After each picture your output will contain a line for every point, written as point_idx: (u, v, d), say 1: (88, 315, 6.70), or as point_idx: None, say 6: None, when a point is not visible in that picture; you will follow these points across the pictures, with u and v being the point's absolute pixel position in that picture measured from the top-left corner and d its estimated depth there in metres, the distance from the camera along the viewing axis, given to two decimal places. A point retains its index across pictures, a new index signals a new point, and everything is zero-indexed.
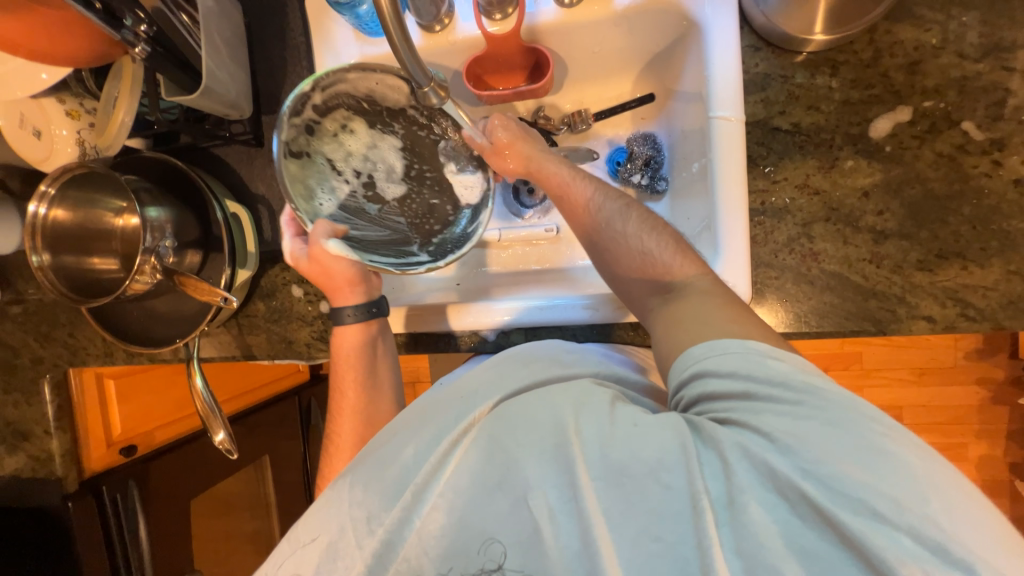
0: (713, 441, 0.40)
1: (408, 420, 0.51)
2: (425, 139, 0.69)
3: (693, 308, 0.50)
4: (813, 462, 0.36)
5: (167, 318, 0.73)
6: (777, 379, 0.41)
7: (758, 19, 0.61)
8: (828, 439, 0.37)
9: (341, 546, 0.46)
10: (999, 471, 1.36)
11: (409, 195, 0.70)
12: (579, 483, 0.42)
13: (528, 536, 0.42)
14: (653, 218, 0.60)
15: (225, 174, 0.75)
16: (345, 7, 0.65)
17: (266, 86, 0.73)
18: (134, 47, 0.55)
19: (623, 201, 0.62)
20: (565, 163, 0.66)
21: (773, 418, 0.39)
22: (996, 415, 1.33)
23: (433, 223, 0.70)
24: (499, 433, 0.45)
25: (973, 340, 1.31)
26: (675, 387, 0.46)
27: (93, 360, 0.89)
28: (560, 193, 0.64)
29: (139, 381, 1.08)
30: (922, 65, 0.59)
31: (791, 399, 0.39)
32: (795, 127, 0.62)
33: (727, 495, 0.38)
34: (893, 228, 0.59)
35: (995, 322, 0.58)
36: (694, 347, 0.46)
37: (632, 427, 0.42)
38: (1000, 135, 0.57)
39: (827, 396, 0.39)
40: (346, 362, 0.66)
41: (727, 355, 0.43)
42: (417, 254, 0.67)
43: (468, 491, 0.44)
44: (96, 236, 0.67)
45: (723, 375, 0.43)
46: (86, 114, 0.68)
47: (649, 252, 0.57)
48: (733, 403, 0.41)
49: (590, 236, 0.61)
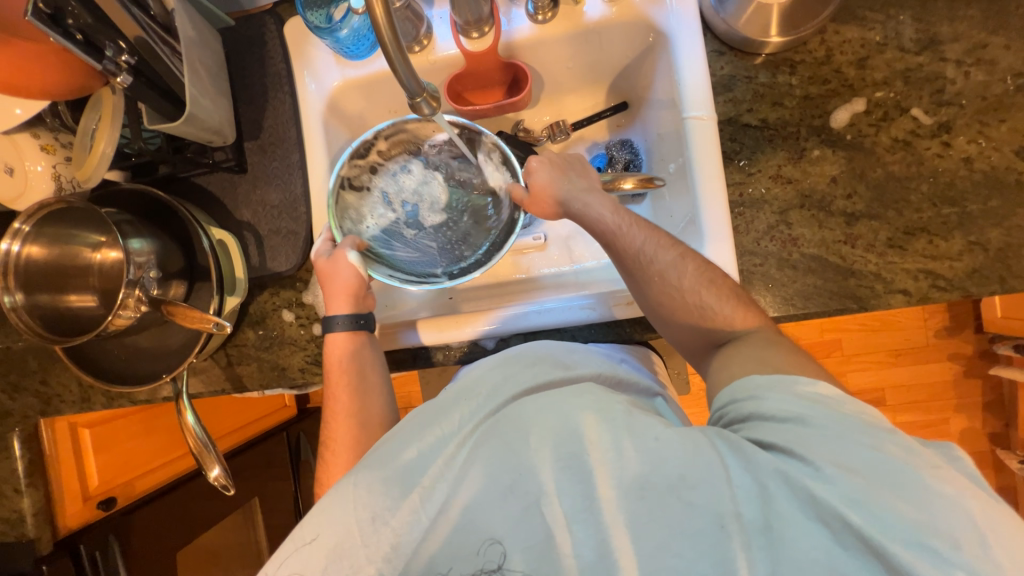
0: (751, 464, 0.40)
1: (412, 421, 0.49)
2: (471, 171, 0.76)
3: (750, 351, 0.53)
4: (851, 489, 0.37)
5: (152, 354, 0.70)
6: (837, 414, 0.42)
7: (719, 26, 0.66)
8: (867, 470, 0.38)
9: (347, 546, 0.43)
10: (981, 443, 1.41)
11: (447, 223, 0.76)
12: (597, 493, 0.40)
13: (541, 544, 0.40)
14: (710, 270, 0.59)
15: (209, 202, 0.74)
16: (326, 32, 0.66)
17: (248, 113, 0.74)
18: (116, 76, 0.54)
19: (678, 251, 0.60)
20: (611, 208, 0.64)
21: (820, 446, 0.40)
22: (972, 388, 1.40)
23: (461, 250, 0.75)
24: (510, 436, 0.43)
25: (940, 318, 1.38)
26: (723, 402, 0.49)
27: (67, 408, 0.83)
28: (613, 241, 0.62)
29: (118, 427, 1.03)
30: (870, 61, 0.64)
31: (845, 433, 0.40)
32: (762, 122, 0.66)
33: (764, 520, 0.38)
34: (861, 209, 0.63)
35: (965, 290, 0.61)
36: (757, 376, 0.48)
37: (655, 440, 0.42)
38: (945, 119, 0.62)
39: (880, 436, 0.40)
40: (336, 367, 0.65)
41: (788, 391, 0.45)
42: (438, 275, 0.73)
43: (482, 501, 0.42)
44: (72, 273, 0.65)
45: (782, 399, 0.44)
46: (62, 148, 0.67)
47: (707, 307, 0.58)
48: (784, 425, 0.43)
49: (643, 285, 0.60)
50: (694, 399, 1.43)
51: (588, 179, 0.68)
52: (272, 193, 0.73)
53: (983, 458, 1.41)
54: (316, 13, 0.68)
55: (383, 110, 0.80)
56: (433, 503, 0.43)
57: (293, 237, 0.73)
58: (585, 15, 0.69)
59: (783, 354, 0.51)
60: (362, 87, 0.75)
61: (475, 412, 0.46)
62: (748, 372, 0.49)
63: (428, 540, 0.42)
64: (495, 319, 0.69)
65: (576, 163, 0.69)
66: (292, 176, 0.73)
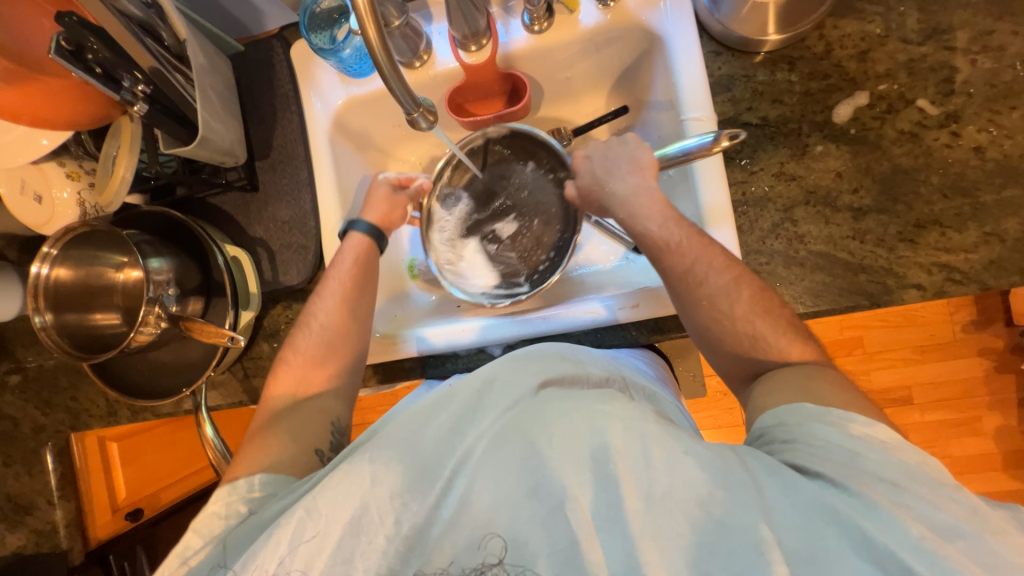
0: (794, 491, 0.39)
1: (425, 404, 0.49)
2: (532, 172, 0.77)
3: (795, 377, 0.49)
4: (912, 537, 0.35)
5: (173, 369, 0.73)
6: (892, 458, 0.39)
7: (715, 27, 0.66)
8: (925, 520, 0.36)
9: (366, 520, 0.42)
10: (1017, 442, 1.35)
11: (520, 230, 0.77)
12: (623, 505, 0.39)
13: (566, 549, 0.39)
14: (765, 298, 0.55)
15: (224, 220, 0.77)
16: (329, 53, 0.69)
17: (259, 133, 0.77)
18: (132, 105, 0.58)
19: (731, 275, 0.56)
20: (660, 220, 0.60)
21: (873, 486, 0.38)
22: (1005, 384, 1.34)
23: (538, 256, 0.76)
24: (539, 440, 0.42)
25: (967, 313, 1.33)
26: (766, 421, 0.47)
27: (96, 423, 0.86)
28: (664, 257, 0.59)
29: (144, 440, 1.14)
30: (871, 54, 0.63)
31: (912, 481, 0.38)
32: (763, 120, 0.65)
33: (804, 549, 0.36)
34: (869, 204, 0.62)
35: (982, 283, 0.60)
36: (809, 405, 0.45)
37: (683, 455, 0.40)
38: (953, 109, 0.61)
39: (957, 493, 0.37)
40: (345, 261, 0.68)
41: (843, 427, 0.42)
42: (522, 285, 0.75)
43: (502, 502, 0.41)
44: (95, 293, 0.68)
45: (836, 430, 0.42)
46: (86, 175, 0.70)
47: (760, 338, 0.54)
48: (834, 457, 0.40)
49: (691, 307, 0.57)
50: (710, 401, 1.40)
51: (640, 174, 0.63)
52: (282, 210, 0.76)
53: (1021, 458, 1.34)
54: (320, 36, 0.70)
55: (388, 126, 0.82)
56: (453, 495, 0.43)
57: (303, 251, 0.75)
58: (580, 23, 0.69)
59: (820, 375, 0.49)
60: (365, 104, 0.77)
61: (500, 408, 0.46)
62: (798, 400, 0.46)
63: (445, 537, 0.42)
64: (495, 325, 0.70)
65: (632, 157, 0.64)
66: (301, 193, 0.75)
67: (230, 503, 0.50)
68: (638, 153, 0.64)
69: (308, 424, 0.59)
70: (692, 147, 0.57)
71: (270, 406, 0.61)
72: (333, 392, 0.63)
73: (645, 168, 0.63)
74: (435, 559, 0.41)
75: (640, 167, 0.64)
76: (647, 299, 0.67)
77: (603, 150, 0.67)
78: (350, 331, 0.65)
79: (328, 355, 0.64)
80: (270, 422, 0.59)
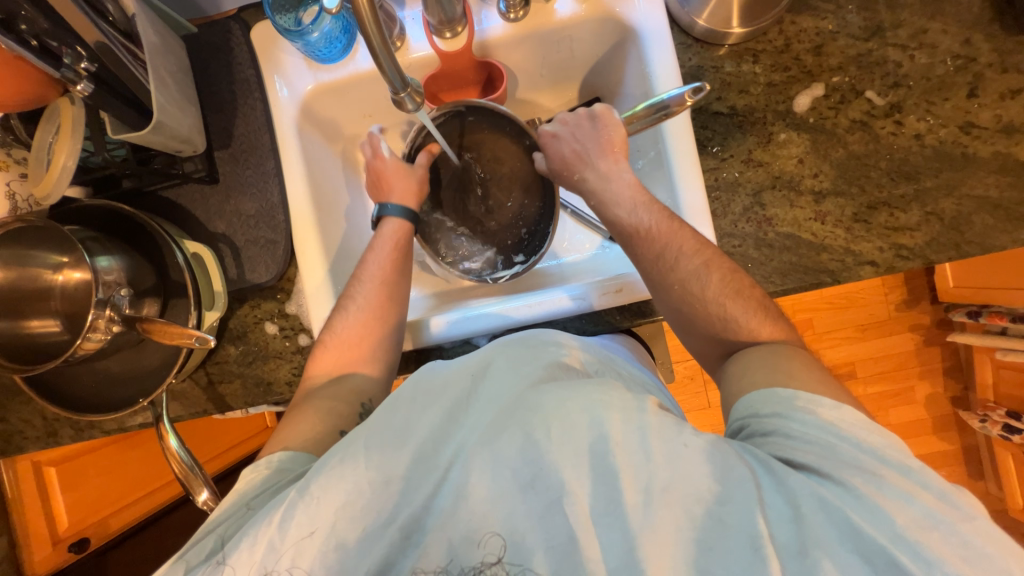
0: (785, 485, 0.40)
1: (415, 396, 0.48)
2: (496, 145, 0.75)
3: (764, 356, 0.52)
4: (896, 526, 0.37)
5: (125, 378, 0.66)
6: (863, 446, 0.42)
7: (684, 19, 0.69)
8: (905, 510, 0.38)
9: (359, 518, 0.41)
10: (944, 407, 1.51)
11: (500, 204, 0.77)
12: (622, 496, 0.39)
13: (563, 544, 0.39)
14: (728, 273, 0.59)
15: (179, 215, 0.71)
16: (295, 36, 0.64)
17: (216, 120, 0.72)
18: (75, 85, 0.53)
19: (705, 257, 0.60)
20: (618, 209, 0.65)
21: (852, 475, 0.40)
22: (932, 356, 1.49)
23: (520, 226, 0.76)
24: (535, 431, 0.41)
25: (899, 292, 1.46)
26: (743, 413, 0.48)
27: (31, 445, 0.76)
28: (635, 235, 0.63)
29: (88, 463, 1.10)
30: (825, 48, 0.68)
31: (891, 473, 0.40)
32: (732, 109, 0.69)
33: (797, 544, 0.37)
34: (828, 187, 0.67)
35: (926, 259, 0.66)
36: (779, 390, 0.47)
37: (683, 447, 0.40)
38: (896, 100, 0.67)
39: (923, 478, 0.39)
40: (386, 243, 0.69)
41: (814, 412, 0.44)
42: (515, 258, 0.76)
43: (499, 497, 0.40)
44: (28, 297, 0.60)
45: (809, 424, 0.44)
46: (16, 164, 0.66)
47: (724, 315, 0.57)
48: (813, 449, 0.42)
49: (660, 291, 0.61)
50: (679, 386, 1.46)
51: (613, 158, 0.68)
52: (247, 203, 0.71)
53: (945, 421, 1.51)
54: (285, 17, 0.65)
55: (359, 114, 0.79)
56: (446, 492, 0.41)
57: (271, 246, 0.71)
58: (556, 13, 0.70)
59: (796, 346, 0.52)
60: (336, 91, 0.73)
61: (492, 392, 0.46)
62: (770, 383, 0.48)
63: (439, 531, 0.40)
64: (480, 315, 0.69)
65: (604, 137, 0.69)
66: (268, 184, 0.71)
67: (251, 478, 0.49)
68: (609, 131, 0.68)
69: (341, 403, 0.58)
70: (667, 100, 0.59)
71: (306, 386, 0.61)
72: (369, 375, 0.62)
73: (614, 147, 0.68)
74: (429, 557, 0.40)
75: (609, 148, 0.69)
76: (629, 285, 0.68)
77: (572, 130, 0.71)
78: (392, 317, 0.65)
79: (368, 337, 0.63)
80: (305, 399, 0.59)
